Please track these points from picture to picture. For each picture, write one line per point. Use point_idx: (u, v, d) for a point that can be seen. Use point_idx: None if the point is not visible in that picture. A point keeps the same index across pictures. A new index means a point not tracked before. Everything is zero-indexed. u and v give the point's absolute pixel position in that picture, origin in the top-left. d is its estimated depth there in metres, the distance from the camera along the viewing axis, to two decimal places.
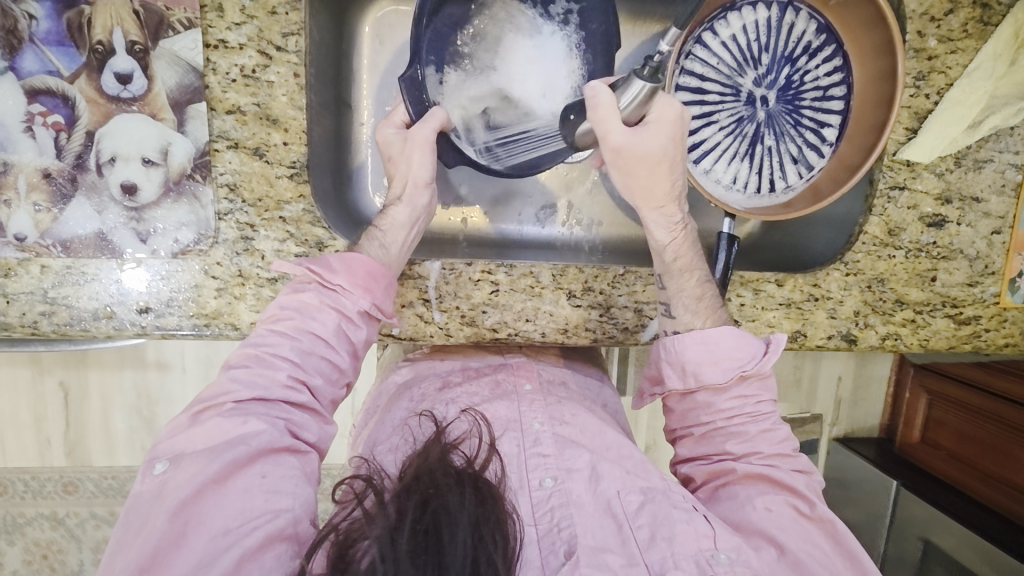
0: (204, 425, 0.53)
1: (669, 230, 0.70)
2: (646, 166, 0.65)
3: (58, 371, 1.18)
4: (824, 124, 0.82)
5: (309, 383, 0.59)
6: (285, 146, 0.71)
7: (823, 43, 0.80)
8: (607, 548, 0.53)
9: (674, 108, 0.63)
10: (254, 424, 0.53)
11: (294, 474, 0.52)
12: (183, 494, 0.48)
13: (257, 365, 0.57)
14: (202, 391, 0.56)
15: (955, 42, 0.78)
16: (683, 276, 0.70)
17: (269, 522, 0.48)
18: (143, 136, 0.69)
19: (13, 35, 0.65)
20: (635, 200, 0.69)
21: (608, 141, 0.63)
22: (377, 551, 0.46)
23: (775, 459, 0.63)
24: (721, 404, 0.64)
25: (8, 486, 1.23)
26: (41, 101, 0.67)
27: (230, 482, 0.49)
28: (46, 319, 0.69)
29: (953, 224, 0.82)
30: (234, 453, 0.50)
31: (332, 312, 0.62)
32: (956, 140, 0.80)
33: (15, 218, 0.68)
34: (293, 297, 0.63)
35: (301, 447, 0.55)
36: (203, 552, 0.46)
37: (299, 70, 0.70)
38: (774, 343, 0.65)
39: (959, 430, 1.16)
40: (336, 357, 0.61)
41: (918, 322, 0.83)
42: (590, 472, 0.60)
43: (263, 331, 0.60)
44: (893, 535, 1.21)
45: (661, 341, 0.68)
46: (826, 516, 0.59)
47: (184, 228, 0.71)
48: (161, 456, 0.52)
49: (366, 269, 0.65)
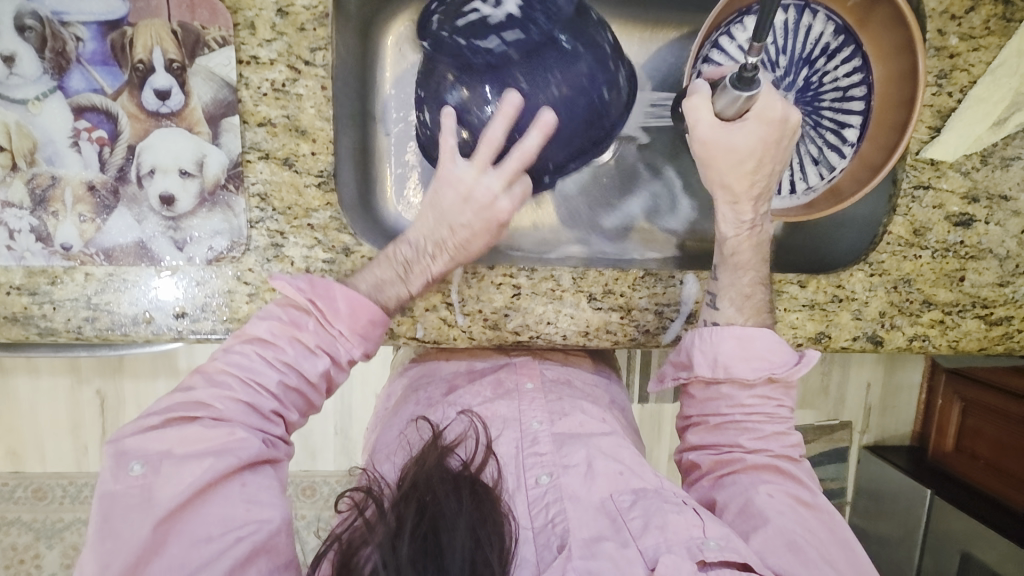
0: (184, 430, 0.55)
1: (736, 227, 0.70)
2: (732, 159, 0.64)
3: (96, 379, 1.23)
4: (844, 125, 0.81)
5: (286, 417, 0.61)
6: (313, 156, 0.74)
7: (842, 44, 0.80)
8: (604, 536, 0.55)
9: (776, 109, 0.61)
10: (239, 435, 0.56)
11: (270, 483, 0.57)
12: (167, 501, 0.52)
13: (241, 391, 0.59)
14: (173, 396, 0.58)
15: (976, 39, 0.77)
16: (738, 270, 0.71)
17: (252, 532, 0.53)
18: (180, 148, 0.72)
19: (62, 56, 0.69)
20: (715, 190, 0.68)
21: (695, 131, 0.64)
22: (379, 558, 0.49)
23: (783, 459, 0.65)
24: (743, 399, 0.65)
25: (49, 491, 1.28)
26: (87, 117, 0.70)
27: (213, 489, 0.53)
28: (90, 325, 0.73)
29: (981, 223, 0.81)
30: (214, 463, 0.54)
31: (325, 355, 0.63)
32: (980, 138, 0.79)
33: (62, 229, 0.72)
34: (288, 327, 0.63)
35: (277, 455, 0.59)
36: (183, 561, 0.50)
37: (326, 83, 0.73)
38: (808, 357, 0.66)
39: (1000, 440, 1.12)
40: (314, 395, 0.63)
41: (947, 323, 0.82)
42: (586, 467, 0.62)
43: (248, 352, 0.61)
44: (928, 549, 1.17)
45: (697, 330, 0.68)
46: (825, 508, 0.62)
47: (218, 236, 0.74)
48: (133, 457, 0.54)
49: (370, 317, 0.66)
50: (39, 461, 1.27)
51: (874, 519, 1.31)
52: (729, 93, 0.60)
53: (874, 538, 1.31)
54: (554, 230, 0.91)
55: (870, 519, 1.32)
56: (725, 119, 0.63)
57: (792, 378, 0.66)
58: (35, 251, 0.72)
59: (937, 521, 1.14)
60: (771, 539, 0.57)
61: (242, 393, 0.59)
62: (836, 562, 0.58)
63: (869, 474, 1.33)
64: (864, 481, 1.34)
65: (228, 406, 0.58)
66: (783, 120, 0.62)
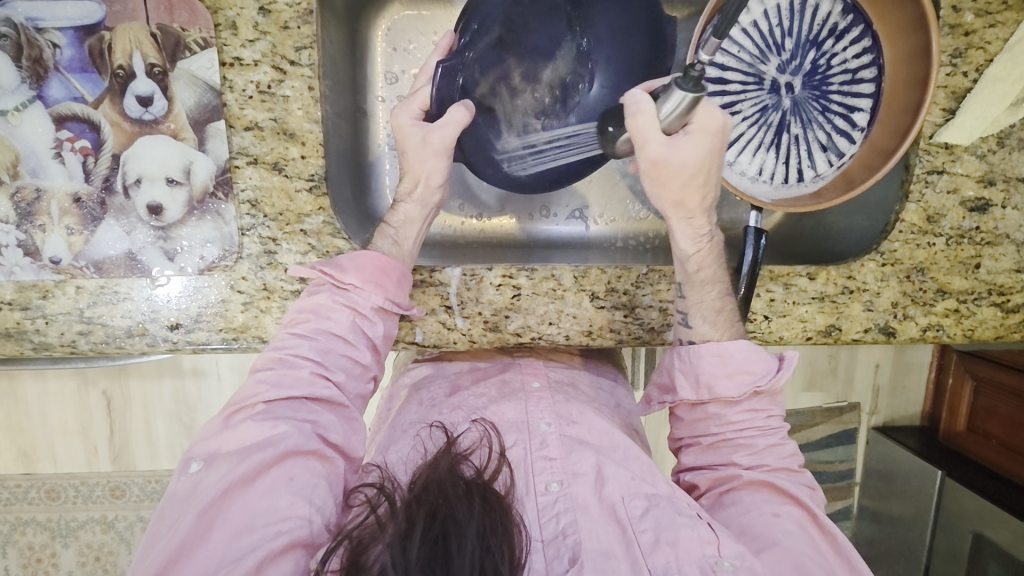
0: (236, 428, 0.56)
1: (695, 240, 0.68)
2: (683, 177, 0.62)
3: (102, 382, 1.23)
4: (854, 109, 0.78)
5: (332, 379, 0.61)
6: (303, 160, 0.71)
7: (850, 24, 0.77)
8: (613, 553, 0.54)
9: (716, 117, 0.59)
10: (281, 428, 0.56)
11: (319, 481, 0.55)
12: (213, 493, 0.52)
13: (280, 367, 0.60)
14: (234, 395, 0.60)
15: (993, 15, 0.73)
16: (704, 287, 0.68)
17: (292, 528, 0.51)
18: (166, 156, 0.70)
19: (39, 64, 0.67)
20: (665, 208, 0.66)
21: (646, 148, 0.60)
22: (389, 558, 0.48)
23: (780, 472, 0.63)
24: (731, 416, 0.64)
25: (61, 492, 1.28)
26: (69, 127, 0.68)
27: (258, 482, 0.53)
28: (84, 338, 0.72)
29: (998, 208, 0.78)
30: (262, 455, 0.54)
31: (345, 310, 0.65)
32: (997, 119, 0.75)
33: (50, 242, 0.70)
34: (308, 299, 0.65)
35: (328, 453, 0.57)
36: (225, 550, 0.49)
37: (313, 83, 0.70)
38: (788, 360, 0.64)
39: (1014, 419, 1.09)
40: (357, 353, 0.64)
41: (962, 312, 0.80)
42: (595, 475, 0.60)
43: (284, 335, 0.63)
44: (939, 527, 1.15)
45: (675, 350, 0.68)
46: (831, 529, 0.59)
47: (209, 244, 0.72)
48: (196, 456, 0.56)
49: (376, 264, 0.66)
50: (49, 462, 1.26)
51: (884, 499, 1.30)
52: (676, 95, 0.57)
53: (884, 517, 1.30)
54: (552, 225, 0.89)
55: (881, 500, 1.31)
56: (668, 131, 0.60)
57: (778, 386, 0.64)
58: (24, 265, 0.70)
59: (949, 502, 1.13)
60: (779, 561, 0.55)
61: (281, 369, 0.60)
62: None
63: (879, 456, 1.31)
64: (874, 461, 1.32)
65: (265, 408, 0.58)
66: (725, 125, 0.60)
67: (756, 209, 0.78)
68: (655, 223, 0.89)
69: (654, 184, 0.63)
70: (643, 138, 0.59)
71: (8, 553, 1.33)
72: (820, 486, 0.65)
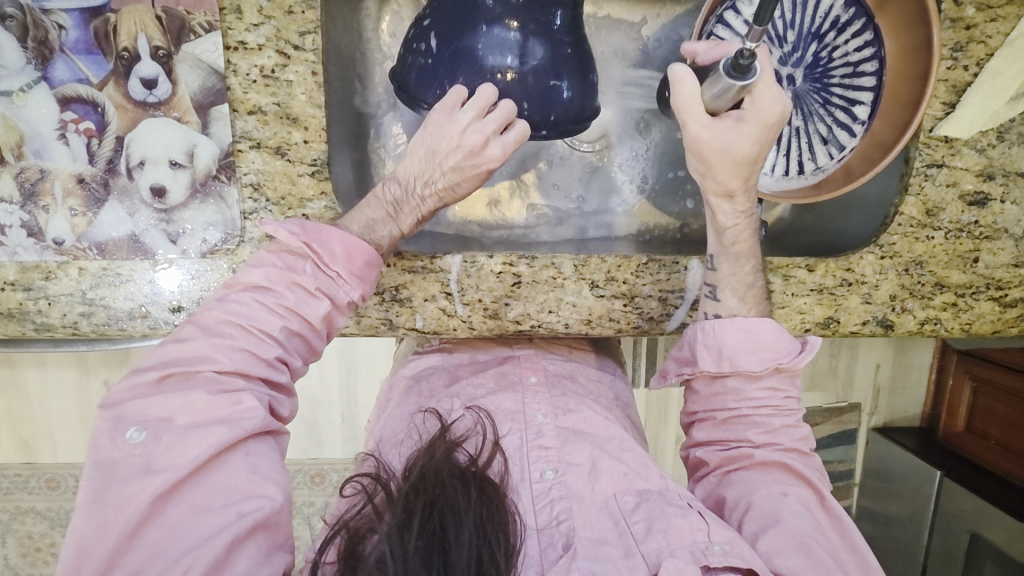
0: (187, 396, 0.49)
1: (735, 216, 0.66)
2: (723, 161, 0.60)
3: (102, 371, 1.22)
4: (854, 102, 0.78)
5: (290, 363, 0.56)
6: (305, 145, 0.72)
7: (852, 17, 0.77)
8: (606, 541, 0.54)
9: (775, 108, 0.58)
10: (247, 405, 0.50)
11: (274, 457, 0.51)
12: (167, 469, 0.46)
13: (241, 338, 0.53)
14: (173, 348, 0.52)
15: (994, 9, 0.74)
16: (738, 261, 0.69)
17: (258, 510, 0.47)
18: (169, 139, 0.70)
19: (45, 45, 0.67)
20: (704, 188, 0.64)
21: (686, 129, 0.59)
22: (387, 548, 0.48)
23: (792, 454, 0.64)
24: (750, 392, 0.64)
25: (61, 481, 1.29)
26: (73, 108, 0.69)
27: (217, 460, 0.48)
28: (86, 319, 0.72)
29: (997, 202, 0.78)
30: (220, 433, 0.48)
31: (326, 299, 0.58)
32: (997, 113, 0.76)
33: (53, 223, 0.71)
34: (286, 274, 0.56)
35: (279, 427, 0.53)
36: (184, 531, 0.45)
37: (317, 68, 0.70)
38: (812, 343, 0.64)
39: (1010, 418, 1.11)
40: (315, 338, 0.58)
41: (959, 306, 0.80)
42: (589, 466, 0.60)
43: (250, 301, 0.55)
44: (936, 527, 1.16)
45: (700, 324, 0.67)
46: (836, 510, 0.61)
47: (211, 228, 0.72)
48: (133, 422, 0.48)
49: (366, 258, 0.60)
50: (50, 451, 1.27)
51: (881, 499, 1.30)
52: (723, 82, 0.57)
53: (882, 518, 1.30)
54: (558, 217, 0.89)
55: (878, 499, 1.31)
56: (716, 112, 0.60)
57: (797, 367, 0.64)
58: (27, 246, 0.71)
59: (947, 502, 1.13)
60: (783, 539, 0.56)
61: (243, 342, 0.53)
62: (847, 567, 0.57)
63: (876, 455, 1.31)
64: (873, 461, 1.32)
65: (232, 357, 0.52)
66: (781, 119, 0.58)
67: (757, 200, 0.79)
68: (655, 215, 0.90)
69: (699, 172, 0.63)
70: (687, 115, 0.59)
71: (8, 542, 1.34)
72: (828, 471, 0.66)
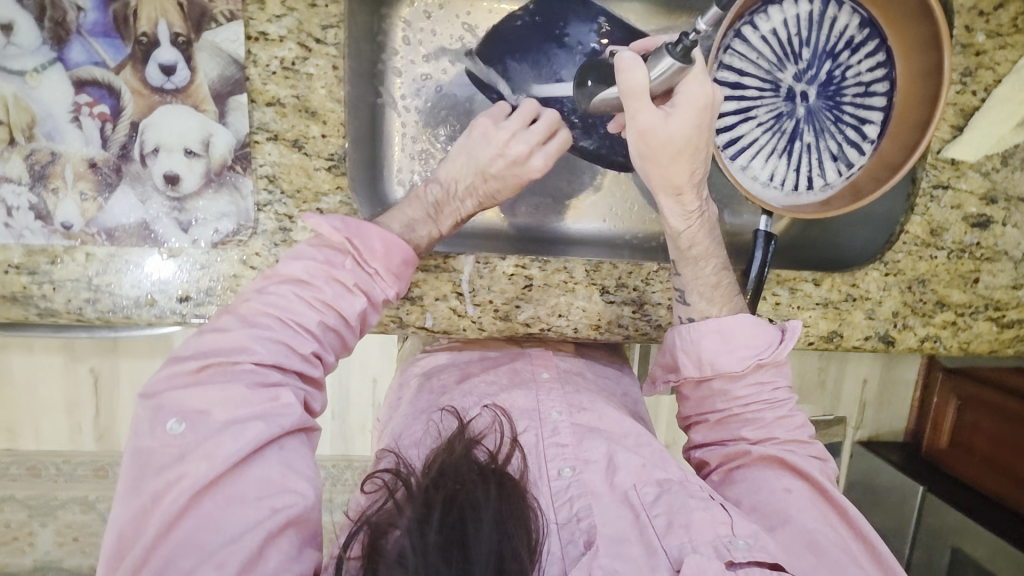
0: (224, 387, 0.48)
1: (684, 218, 0.67)
2: (667, 151, 0.60)
3: (91, 358, 1.21)
4: (865, 121, 0.80)
5: (324, 359, 0.56)
6: (323, 138, 0.71)
7: (866, 38, 0.78)
8: (626, 538, 0.54)
9: (705, 92, 0.58)
10: (284, 401, 0.50)
11: (307, 455, 0.50)
12: (201, 461, 0.45)
13: (280, 331, 0.53)
14: (214, 338, 0.51)
15: (1003, 37, 0.76)
16: (698, 263, 0.69)
17: (291, 506, 0.46)
18: (186, 127, 0.70)
19: (61, 27, 0.66)
20: (653, 186, 0.65)
21: (634, 120, 0.59)
22: (408, 542, 0.48)
23: (790, 445, 0.64)
24: (736, 391, 0.65)
25: (43, 469, 1.26)
26: (88, 92, 0.68)
27: (251, 454, 0.47)
28: (91, 306, 0.71)
29: (998, 224, 0.80)
30: (255, 428, 0.47)
31: (363, 296, 0.58)
32: (1003, 139, 0.78)
33: (62, 207, 0.70)
34: (323, 267, 0.57)
35: (311, 424, 0.52)
36: (220, 524, 0.44)
37: (338, 62, 0.70)
38: (790, 331, 0.65)
39: (996, 435, 1.12)
40: (349, 334, 0.58)
41: (959, 324, 0.82)
42: (607, 462, 0.60)
43: (287, 292, 0.55)
44: (919, 543, 1.18)
45: (676, 331, 0.68)
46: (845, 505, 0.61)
47: (224, 218, 0.72)
48: (172, 413, 0.48)
49: (404, 258, 0.61)
50: (33, 439, 1.25)
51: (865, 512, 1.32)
52: (668, 62, 0.58)
53: None
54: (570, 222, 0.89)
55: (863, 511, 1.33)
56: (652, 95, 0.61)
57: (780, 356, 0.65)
58: (34, 229, 0.69)
59: (930, 516, 1.15)
60: (792, 542, 0.58)
61: (281, 334, 0.53)
62: (862, 561, 0.58)
63: (863, 469, 1.32)
64: (857, 474, 1.34)
65: (267, 348, 0.52)
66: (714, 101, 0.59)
67: (768, 214, 0.80)
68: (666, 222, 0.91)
69: (643, 162, 0.62)
70: (636, 104, 0.58)
71: None
72: (830, 458, 0.66)
